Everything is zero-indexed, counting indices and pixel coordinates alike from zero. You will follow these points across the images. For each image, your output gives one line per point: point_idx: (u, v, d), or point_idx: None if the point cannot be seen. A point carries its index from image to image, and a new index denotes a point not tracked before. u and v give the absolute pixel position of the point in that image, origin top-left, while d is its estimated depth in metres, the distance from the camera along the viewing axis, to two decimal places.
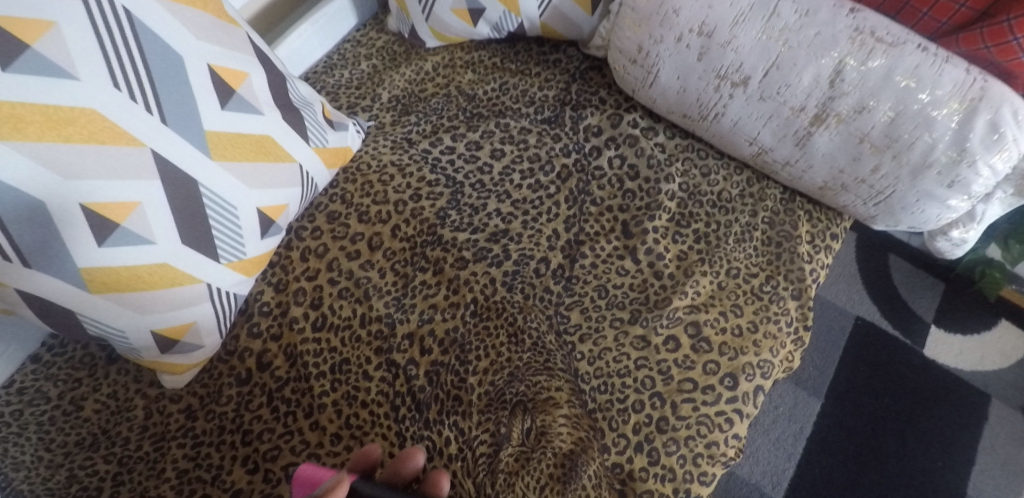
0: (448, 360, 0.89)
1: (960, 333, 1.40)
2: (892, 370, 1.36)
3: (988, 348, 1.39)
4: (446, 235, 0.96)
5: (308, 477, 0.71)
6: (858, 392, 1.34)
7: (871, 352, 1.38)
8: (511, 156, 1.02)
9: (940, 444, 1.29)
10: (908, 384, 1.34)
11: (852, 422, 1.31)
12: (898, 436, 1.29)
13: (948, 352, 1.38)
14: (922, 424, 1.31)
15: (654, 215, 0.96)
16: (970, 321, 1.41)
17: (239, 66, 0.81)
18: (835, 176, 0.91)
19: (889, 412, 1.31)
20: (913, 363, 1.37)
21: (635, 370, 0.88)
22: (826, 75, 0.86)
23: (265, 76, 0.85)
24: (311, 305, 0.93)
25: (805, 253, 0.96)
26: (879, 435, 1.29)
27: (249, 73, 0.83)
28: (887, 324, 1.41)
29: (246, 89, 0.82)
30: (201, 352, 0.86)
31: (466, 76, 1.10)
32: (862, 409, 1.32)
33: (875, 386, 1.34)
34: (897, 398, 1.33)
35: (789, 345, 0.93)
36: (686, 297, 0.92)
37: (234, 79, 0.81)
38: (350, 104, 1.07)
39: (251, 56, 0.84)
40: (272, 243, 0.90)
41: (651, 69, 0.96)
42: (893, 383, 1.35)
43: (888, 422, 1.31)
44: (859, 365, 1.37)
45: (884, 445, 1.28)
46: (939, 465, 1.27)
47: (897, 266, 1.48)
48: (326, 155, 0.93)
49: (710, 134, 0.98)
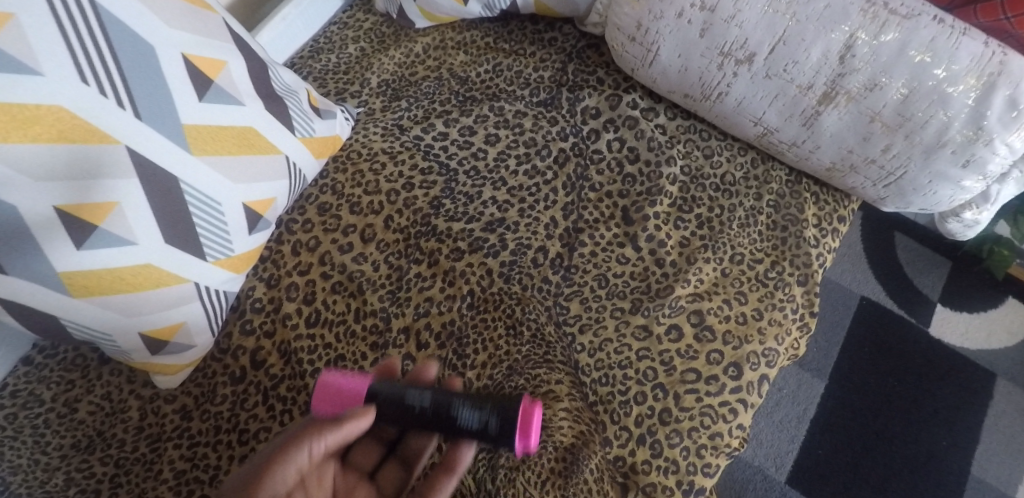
0: (445, 354, 0.87)
1: (966, 311, 1.39)
2: (897, 349, 1.34)
3: (994, 326, 1.38)
4: (440, 225, 0.94)
5: (331, 383, 0.69)
6: (864, 372, 1.32)
7: (877, 331, 1.36)
8: (507, 142, 0.98)
9: (944, 423, 1.28)
10: (914, 363, 1.33)
11: (857, 402, 1.29)
12: (903, 415, 1.28)
13: (954, 330, 1.37)
14: (926, 403, 1.29)
15: (655, 200, 0.93)
16: (975, 299, 1.40)
17: (216, 55, 0.77)
18: (843, 156, 0.87)
19: (894, 391, 1.30)
20: (918, 342, 1.35)
21: (637, 361, 0.86)
22: (835, 51, 0.81)
23: (245, 64, 0.81)
24: (304, 300, 0.91)
25: (812, 237, 0.93)
26: (884, 414, 1.28)
27: (228, 62, 0.79)
28: (893, 304, 1.39)
29: (225, 79, 0.78)
30: (192, 351, 0.84)
31: (458, 57, 1.06)
32: (867, 389, 1.30)
33: (880, 366, 1.32)
34: (902, 377, 1.32)
35: (794, 332, 0.90)
36: (689, 285, 0.89)
37: (212, 69, 0.77)
38: (339, 90, 1.03)
39: (229, 43, 0.80)
40: (261, 238, 0.87)
41: (651, 47, 0.92)
42: (897, 362, 1.33)
43: (893, 402, 1.29)
44: (863, 344, 1.35)
45: (889, 424, 1.27)
46: (944, 444, 1.26)
47: (903, 245, 1.45)
48: (313, 145, 0.90)
49: (712, 114, 0.95)
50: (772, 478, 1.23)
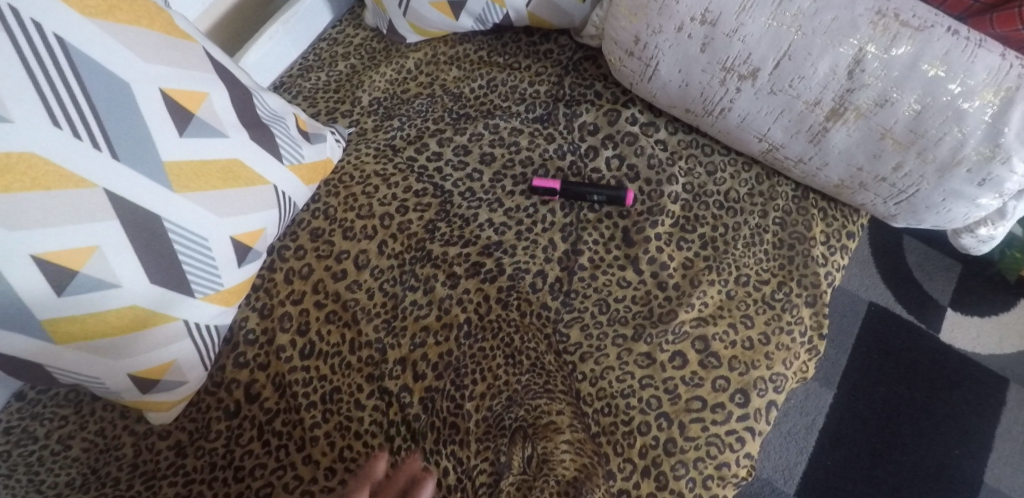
0: (443, 386, 0.85)
1: (978, 315, 1.35)
2: (908, 357, 1.31)
3: (1008, 330, 1.34)
4: (436, 250, 0.91)
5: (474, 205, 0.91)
6: (874, 380, 1.29)
7: (886, 338, 1.33)
8: (502, 161, 0.96)
9: (956, 432, 1.25)
10: (927, 369, 1.30)
11: (867, 411, 1.26)
12: (912, 423, 1.25)
13: (965, 335, 1.33)
14: (937, 411, 1.27)
15: (656, 220, 0.90)
16: (988, 303, 1.36)
17: (196, 87, 0.74)
18: (853, 173, 0.84)
19: (904, 401, 1.27)
20: (927, 349, 1.32)
21: (640, 389, 0.83)
22: (844, 65, 0.77)
23: (228, 93, 0.78)
24: (298, 331, 0.88)
25: (820, 255, 0.90)
26: (895, 424, 1.25)
27: (208, 92, 0.75)
28: (902, 310, 1.35)
29: (206, 111, 0.75)
30: (186, 388, 0.82)
31: (451, 73, 1.04)
32: (876, 397, 1.27)
33: (890, 375, 1.29)
34: (913, 384, 1.28)
35: (803, 355, 0.87)
36: (692, 309, 0.87)
37: (193, 102, 0.74)
38: (329, 110, 1.01)
39: (210, 73, 0.76)
40: (252, 269, 0.85)
41: (650, 62, 0.88)
42: (908, 369, 1.30)
43: (903, 411, 1.26)
44: (873, 352, 1.31)
45: (899, 433, 1.24)
46: (956, 453, 1.23)
47: (912, 247, 1.41)
48: (303, 172, 0.87)
49: (715, 129, 0.91)
50: (781, 491, 1.20)
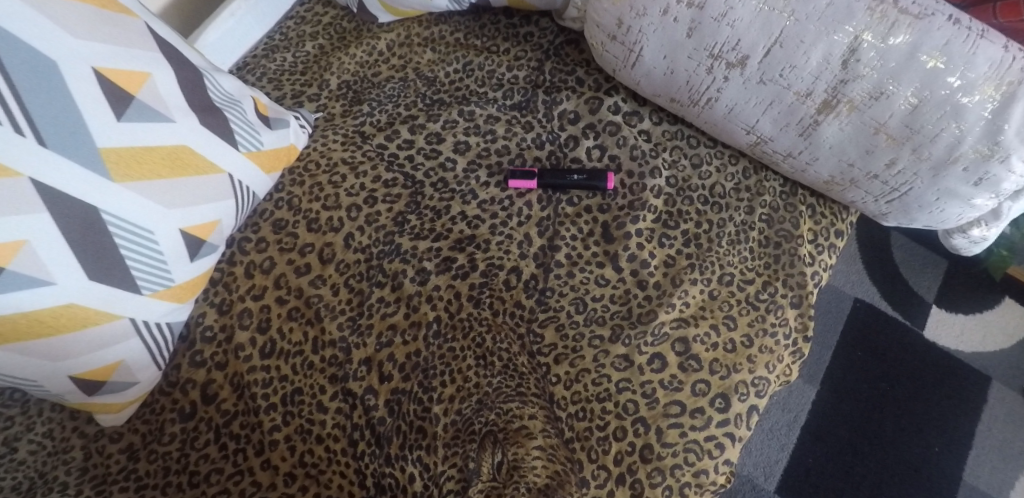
0: (409, 388, 0.81)
1: (963, 312, 1.32)
2: (892, 355, 1.28)
3: (991, 327, 1.31)
4: (405, 244, 0.86)
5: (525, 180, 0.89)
6: (858, 377, 1.26)
7: (871, 335, 1.29)
8: (477, 150, 0.91)
9: (937, 430, 1.23)
10: (910, 366, 1.27)
11: (850, 409, 1.23)
12: (894, 420, 1.23)
13: (950, 332, 1.31)
14: (920, 409, 1.24)
15: (638, 216, 0.86)
16: (973, 300, 1.33)
17: (137, 67, 0.69)
18: (843, 170, 0.80)
19: (887, 398, 1.24)
20: (911, 346, 1.29)
21: (616, 393, 0.79)
22: (838, 54, 0.72)
23: (175, 73, 0.73)
24: (258, 328, 0.84)
25: (807, 255, 0.86)
26: (876, 421, 1.22)
27: (151, 72, 0.70)
28: (889, 307, 1.32)
29: (149, 93, 0.70)
30: (136, 389, 0.78)
31: (425, 56, 0.98)
32: (859, 395, 1.24)
33: (874, 373, 1.26)
34: (896, 382, 1.26)
35: (787, 358, 0.84)
36: (673, 310, 0.82)
37: (132, 83, 0.68)
38: (295, 93, 0.95)
39: (153, 51, 0.71)
40: (207, 263, 0.80)
41: (634, 47, 0.83)
42: (892, 366, 1.27)
43: (885, 408, 1.23)
44: (857, 349, 1.28)
45: (881, 431, 1.22)
46: (936, 451, 1.21)
47: (900, 243, 1.38)
48: (262, 160, 0.82)
49: (702, 120, 0.87)
50: (761, 488, 1.18)
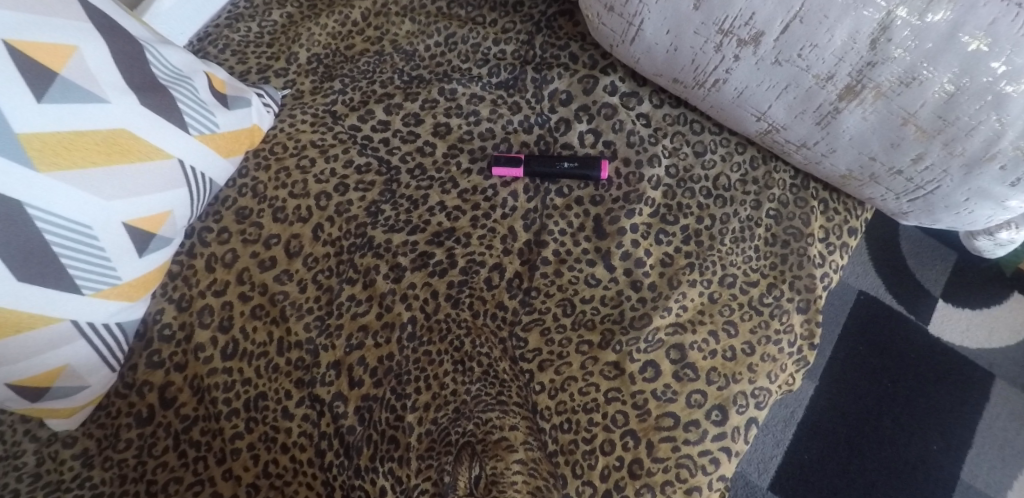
0: (381, 394, 0.74)
1: (969, 307, 1.25)
2: (895, 349, 1.21)
3: (998, 323, 1.24)
4: (378, 237, 0.79)
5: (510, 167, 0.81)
6: (859, 372, 1.20)
7: (874, 329, 1.23)
8: (458, 134, 0.83)
9: (937, 427, 1.17)
10: (912, 362, 1.21)
11: (850, 405, 1.17)
12: (893, 417, 1.17)
13: (954, 327, 1.24)
14: (921, 405, 1.18)
15: (634, 209, 0.79)
16: (979, 294, 1.26)
17: (60, 40, 0.61)
18: (863, 163, 0.72)
19: (887, 394, 1.18)
20: (915, 340, 1.22)
21: (605, 404, 0.73)
22: (867, 32, 0.63)
23: (107, 47, 0.65)
24: (219, 328, 0.77)
25: (817, 255, 0.79)
26: (876, 417, 1.17)
27: (79, 46, 0.63)
28: (893, 299, 1.25)
29: (76, 69, 0.62)
30: (88, 392, 0.73)
31: (403, 27, 0.90)
32: (859, 390, 1.18)
33: (875, 368, 1.20)
34: (897, 377, 1.19)
35: (790, 367, 0.77)
36: (668, 314, 0.76)
37: (56, 58, 0.61)
38: (261, 67, 0.88)
39: (81, 21, 0.63)
40: (160, 256, 0.74)
41: (634, 20, 0.74)
42: (893, 362, 1.21)
43: (884, 405, 1.18)
44: (859, 343, 1.22)
45: (880, 428, 1.16)
46: (934, 449, 1.15)
47: (908, 234, 1.30)
48: (218, 143, 0.75)
49: (706, 103, 0.78)
50: (754, 484, 1.12)
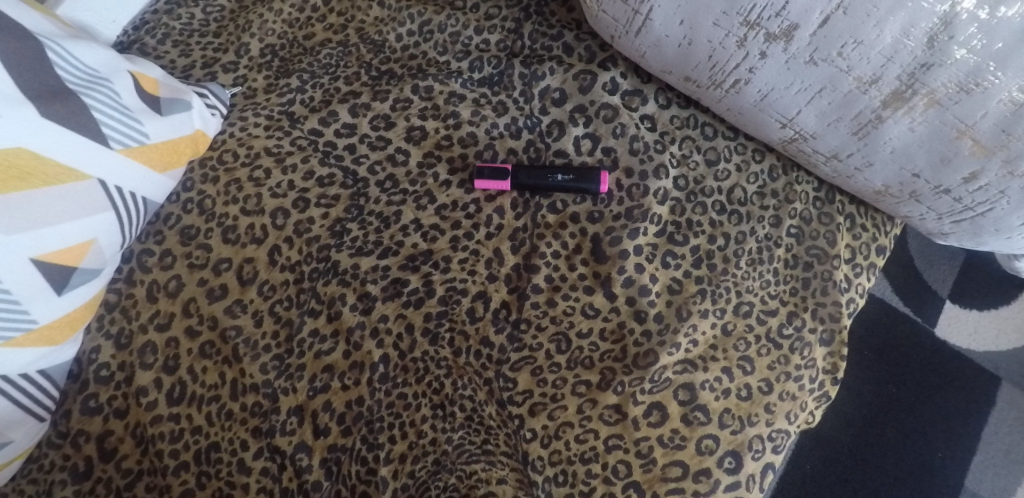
0: (351, 444, 0.65)
1: (976, 307, 1.03)
2: (902, 350, 1.01)
3: (1007, 324, 1.02)
4: (344, 261, 0.69)
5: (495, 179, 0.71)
6: (863, 376, 1.00)
7: (881, 331, 1.02)
8: (435, 139, 0.73)
9: (944, 434, 0.97)
10: (920, 364, 1.01)
11: (853, 411, 0.98)
12: (897, 425, 0.98)
13: (959, 330, 1.03)
14: (928, 412, 0.98)
15: (637, 228, 0.69)
16: (987, 292, 1.04)
17: None
18: (904, 179, 0.62)
19: (893, 402, 0.99)
20: (922, 342, 1.02)
21: (605, 453, 0.63)
22: (925, 27, 0.52)
23: None
24: (165, 368, 0.67)
25: (843, 278, 0.70)
26: (880, 425, 0.98)
27: None
28: (897, 299, 1.04)
29: None
30: (13, 446, 0.61)
31: (371, 12, 0.79)
32: (864, 397, 0.99)
33: (880, 373, 1.00)
34: (903, 381, 1.00)
35: (810, 404, 0.68)
36: (677, 351, 0.66)
37: None
38: (207, 62, 0.76)
39: None
40: (89, 290, 0.63)
41: (640, 7, 0.63)
42: (900, 364, 1.01)
43: (890, 412, 0.98)
44: (863, 347, 1.02)
45: (884, 437, 0.97)
46: (940, 457, 0.96)
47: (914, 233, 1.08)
48: (149, 156, 0.64)
49: (722, 106, 0.68)
50: None
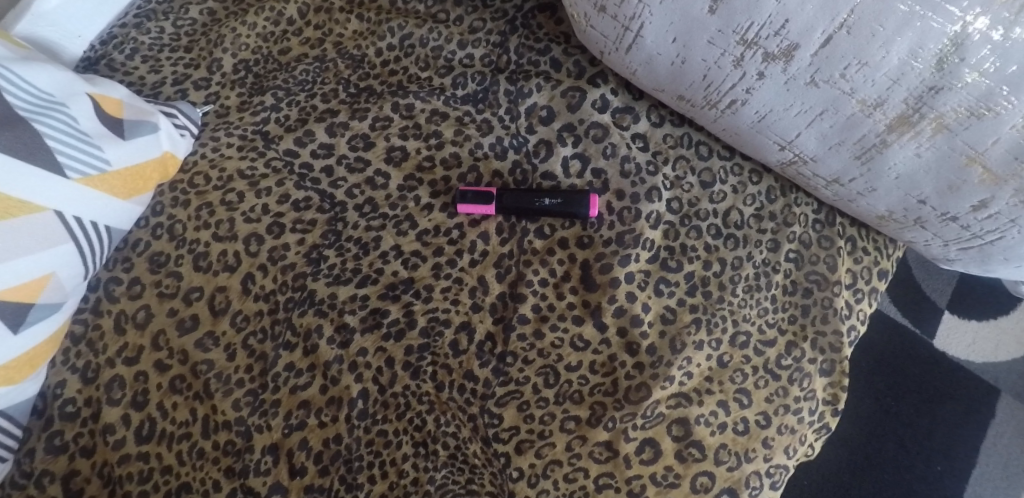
0: (328, 485, 0.61)
1: (975, 318, 0.99)
2: (901, 364, 0.98)
3: (1007, 334, 0.98)
4: (321, 291, 0.66)
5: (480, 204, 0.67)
6: (862, 390, 0.97)
7: (879, 344, 0.99)
8: (416, 160, 0.70)
9: (942, 447, 0.94)
10: (920, 377, 0.97)
11: (852, 426, 0.95)
12: (897, 440, 0.94)
13: (958, 341, 0.99)
14: (928, 426, 0.95)
15: (629, 255, 0.66)
16: (986, 302, 1.00)
17: None
18: (909, 205, 0.59)
19: (891, 416, 0.95)
20: (922, 355, 0.98)
21: (596, 493, 0.60)
22: (934, 49, 0.48)
23: None
24: (133, 404, 0.63)
25: (844, 304, 0.67)
26: (879, 439, 0.94)
27: None
28: (896, 312, 1.00)
29: None
30: None
31: (349, 25, 0.76)
32: (863, 411, 0.96)
33: (879, 387, 0.97)
34: (902, 395, 0.96)
35: (810, 437, 0.64)
36: (671, 385, 0.63)
37: None
38: (178, 79, 0.73)
39: None
40: (50, 326, 0.60)
41: (630, 24, 0.59)
42: (899, 378, 0.97)
43: (889, 427, 0.95)
44: (862, 361, 0.98)
45: (883, 451, 0.94)
46: (939, 471, 0.93)
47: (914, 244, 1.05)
48: (111, 183, 0.61)
49: (719, 126, 0.64)
50: None
